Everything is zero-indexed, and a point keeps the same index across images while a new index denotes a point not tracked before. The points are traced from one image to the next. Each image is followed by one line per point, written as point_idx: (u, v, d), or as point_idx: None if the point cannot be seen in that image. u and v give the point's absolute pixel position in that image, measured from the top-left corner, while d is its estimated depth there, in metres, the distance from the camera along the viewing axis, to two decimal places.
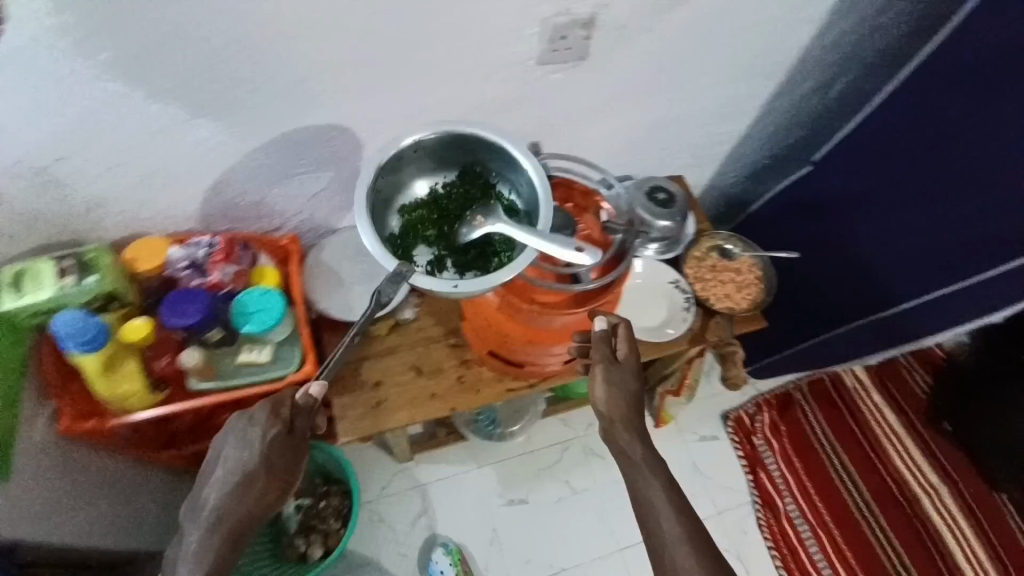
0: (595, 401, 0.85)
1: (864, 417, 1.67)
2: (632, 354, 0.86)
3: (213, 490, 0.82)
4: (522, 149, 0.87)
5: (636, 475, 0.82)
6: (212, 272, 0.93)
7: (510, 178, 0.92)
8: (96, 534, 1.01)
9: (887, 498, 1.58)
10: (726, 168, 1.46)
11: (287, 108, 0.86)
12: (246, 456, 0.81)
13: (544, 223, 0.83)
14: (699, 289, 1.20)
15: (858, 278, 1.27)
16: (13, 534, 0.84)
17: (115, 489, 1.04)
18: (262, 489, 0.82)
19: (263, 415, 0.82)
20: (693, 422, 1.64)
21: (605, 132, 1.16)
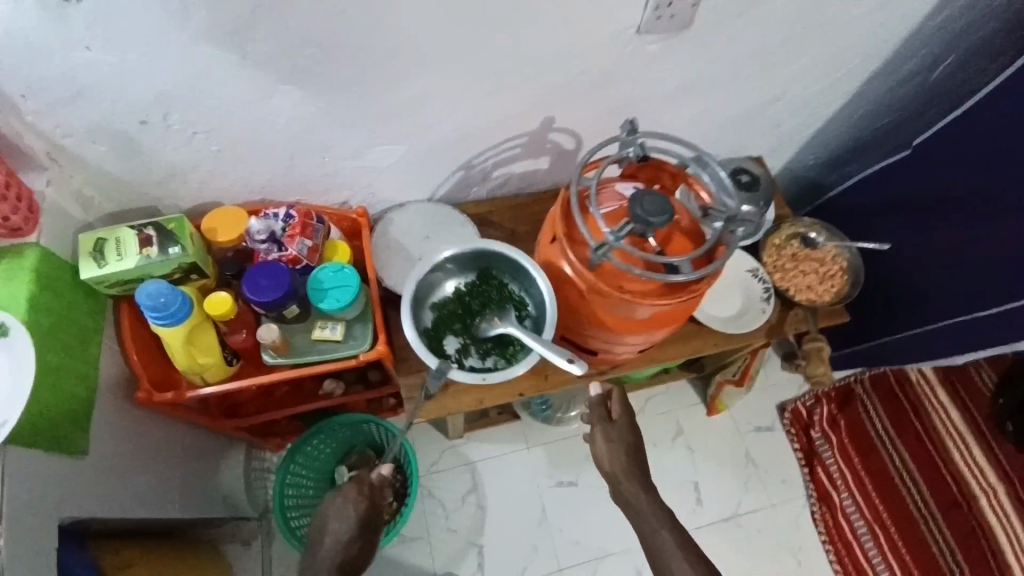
0: (599, 459, 0.97)
1: (926, 414, 1.56)
2: (624, 412, 0.98)
3: (320, 566, 0.95)
4: (531, 260, 0.94)
5: (643, 524, 0.93)
6: (289, 246, 0.90)
7: (523, 280, 0.97)
8: (169, 503, 0.99)
9: (945, 497, 1.48)
10: (807, 153, 1.37)
11: (371, 77, 0.82)
12: (349, 529, 0.97)
13: (551, 333, 0.92)
14: (778, 279, 1.14)
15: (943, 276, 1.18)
16: (96, 507, 0.81)
17: (185, 450, 1.06)
18: (360, 556, 0.98)
19: (350, 490, 0.99)
20: (748, 412, 1.59)
21: (689, 110, 1.09)
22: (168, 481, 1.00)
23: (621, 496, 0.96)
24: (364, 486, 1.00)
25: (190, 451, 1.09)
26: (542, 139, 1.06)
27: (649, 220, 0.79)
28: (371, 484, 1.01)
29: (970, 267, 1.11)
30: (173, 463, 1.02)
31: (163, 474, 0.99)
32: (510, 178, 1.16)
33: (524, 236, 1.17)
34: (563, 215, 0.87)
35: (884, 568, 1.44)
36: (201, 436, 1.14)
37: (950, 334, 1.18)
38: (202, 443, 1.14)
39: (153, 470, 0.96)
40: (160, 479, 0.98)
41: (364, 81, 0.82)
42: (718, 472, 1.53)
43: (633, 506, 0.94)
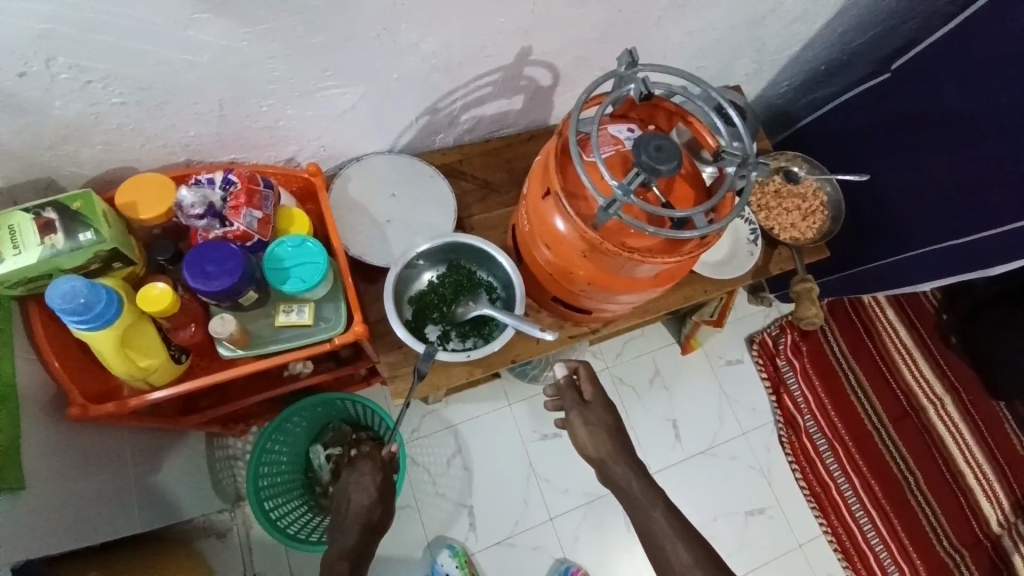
0: (583, 448, 0.94)
1: (879, 333, 1.65)
2: (597, 392, 0.95)
3: (347, 524, 0.91)
4: (497, 248, 0.92)
5: (637, 509, 0.90)
6: (234, 220, 0.76)
7: (491, 264, 0.96)
8: (126, 519, 0.87)
9: (896, 409, 1.60)
10: (781, 78, 1.32)
11: (315, 6, 0.67)
12: (370, 498, 0.93)
13: (520, 308, 0.91)
14: (763, 218, 1.12)
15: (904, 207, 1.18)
16: (37, 546, 0.68)
17: (142, 453, 0.94)
18: (381, 522, 0.93)
19: (370, 462, 0.97)
20: (719, 346, 1.62)
21: (672, 34, 0.99)
22: (127, 493, 0.88)
23: (613, 483, 0.93)
24: (381, 460, 0.98)
25: (148, 453, 0.96)
26: (517, 74, 0.94)
27: (658, 168, 0.72)
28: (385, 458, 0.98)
29: (935, 195, 1.12)
30: (130, 473, 0.90)
31: (118, 488, 0.86)
32: (480, 122, 1.04)
33: (499, 184, 1.07)
34: (558, 164, 0.78)
35: (844, 480, 1.54)
36: (157, 436, 1.01)
37: (918, 261, 1.17)
38: (158, 445, 1.01)
39: (105, 489, 0.83)
40: (115, 494, 0.85)
41: (308, 10, 0.67)
42: (696, 407, 1.55)
43: (624, 489, 0.92)
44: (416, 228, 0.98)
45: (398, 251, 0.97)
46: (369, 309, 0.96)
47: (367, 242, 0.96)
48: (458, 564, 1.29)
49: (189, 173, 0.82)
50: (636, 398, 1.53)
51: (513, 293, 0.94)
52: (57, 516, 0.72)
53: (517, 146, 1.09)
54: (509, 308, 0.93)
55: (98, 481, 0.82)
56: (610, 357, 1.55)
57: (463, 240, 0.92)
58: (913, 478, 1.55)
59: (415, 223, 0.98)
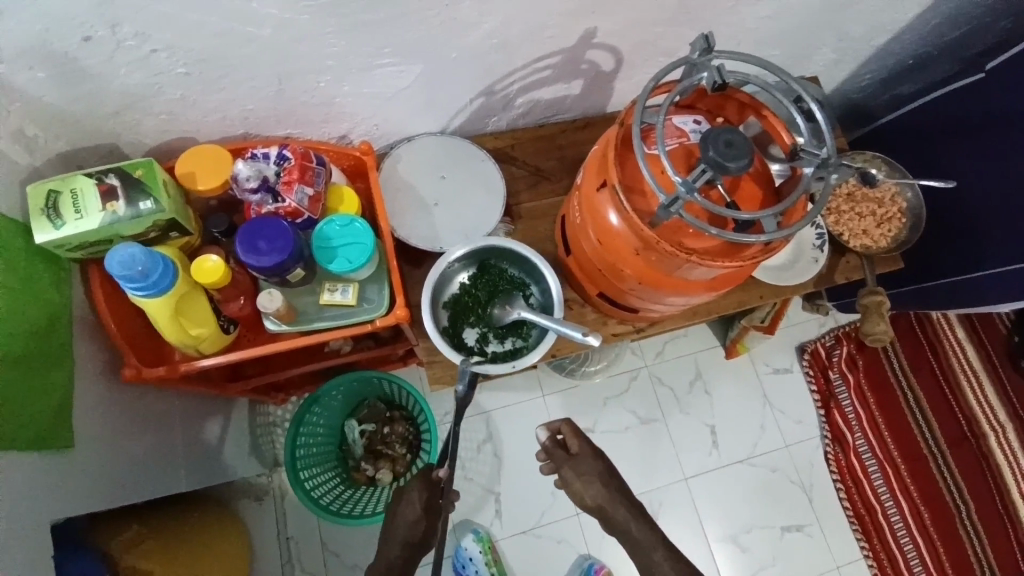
0: (581, 499, 0.95)
1: (945, 354, 1.53)
2: (583, 444, 0.97)
3: (392, 534, 0.91)
4: (529, 249, 0.89)
5: (638, 548, 0.95)
6: (286, 196, 0.74)
7: (522, 263, 0.92)
8: (174, 480, 0.92)
9: (954, 434, 1.49)
10: (863, 70, 1.21)
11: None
12: (415, 513, 0.90)
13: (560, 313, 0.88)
14: (833, 223, 1.04)
15: (989, 222, 1.07)
16: (81, 503, 0.72)
17: (189, 417, 0.98)
18: (426, 535, 0.92)
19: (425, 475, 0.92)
20: (767, 353, 1.54)
21: (748, 17, 0.92)
22: (173, 453, 0.92)
23: (613, 523, 0.95)
24: (431, 480, 0.91)
25: (196, 415, 1.00)
26: (577, 57, 0.90)
27: (726, 165, 0.67)
28: (434, 478, 0.91)
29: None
30: (176, 433, 0.93)
31: (164, 449, 0.90)
32: (535, 106, 1.01)
33: (551, 172, 1.03)
34: (616, 155, 0.73)
35: (890, 504, 1.46)
36: (204, 400, 1.05)
37: (1005, 280, 1.06)
38: (206, 407, 1.05)
39: (151, 449, 0.86)
40: (159, 455, 0.88)
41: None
42: (738, 415, 1.49)
43: (624, 530, 0.95)
44: (463, 212, 0.96)
45: (444, 234, 0.95)
46: (411, 292, 0.95)
47: (413, 224, 0.94)
48: (482, 550, 1.30)
49: (245, 146, 0.82)
50: (674, 399, 1.49)
51: (549, 293, 0.90)
52: (102, 474, 0.76)
53: (572, 133, 1.05)
54: (546, 309, 0.91)
55: (145, 441, 0.85)
56: (650, 355, 1.51)
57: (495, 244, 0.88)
58: (967, 510, 1.44)
59: (462, 207, 0.96)
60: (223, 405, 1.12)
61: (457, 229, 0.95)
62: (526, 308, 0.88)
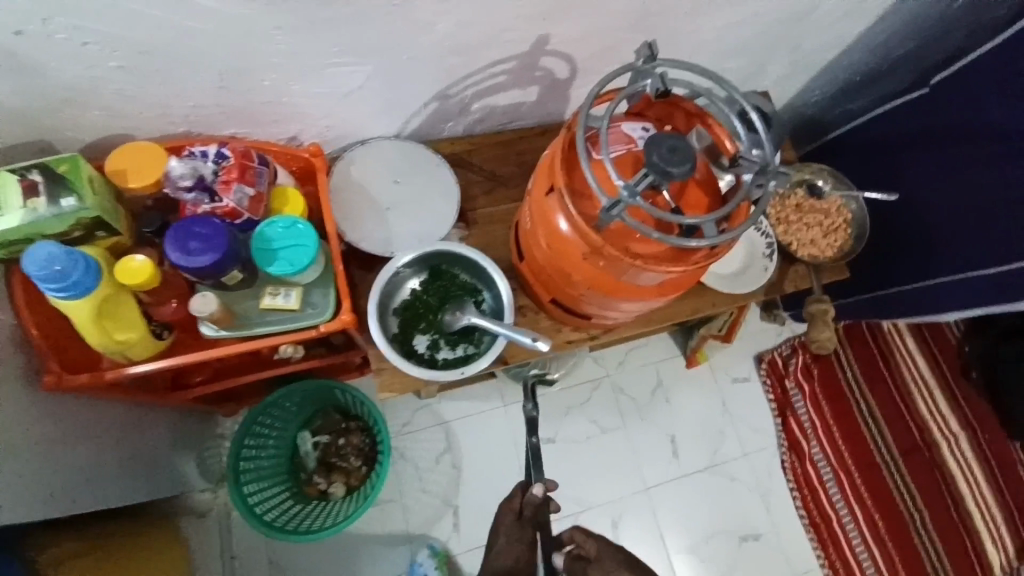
0: None
1: (895, 364, 1.58)
2: None
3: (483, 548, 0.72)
4: (480, 254, 0.88)
5: None
6: (223, 196, 0.72)
7: (474, 269, 0.91)
8: (106, 492, 0.86)
9: (906, 441, 1.53)
10: (813, 85, 1.26)
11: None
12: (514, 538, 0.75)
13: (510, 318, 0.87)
14: (781, 233, 1.07)
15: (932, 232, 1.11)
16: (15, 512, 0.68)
17: (132, 427, 0.94)
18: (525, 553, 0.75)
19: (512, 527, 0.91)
20: (727, 361, 1.56)
21: (698, 29, 0.95)
22: (106, 467, 0.87)
23: None
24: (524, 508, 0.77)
25: (135, 425, 0.95)
26: (532, 63, 0.90)
27: (668, 170, 0.67)
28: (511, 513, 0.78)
29: (981, 215, 1.04)
30: (114, 444, 0.89)
31: (100, 461, 0.85)
32: (492, 112, 1.01)
33: (509, 178, 1.03)
34: (562, 160, 0.73)
35: (845, 512, 1.48)
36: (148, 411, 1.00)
37: (959, 287, 1.09)
38: (150, 417, 1.00)
39: (88, 459, 0.82)
40: (94, 467, 0.84)
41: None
42: (698, 425, 1.50)
43: None
44: (419, 217, 0.94)
45: (398, 239, 0.92)
46: (361, 298, 0.93)
47: (366, 228, 0.92)
48: (437, 565, 1.27)
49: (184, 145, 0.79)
50: (635, 408, 1.49)
51: (499, 298, 0.90)
52: (34, 482, 0.72)
53: (531, 139, 1.05)
54: (497, 316, 0.90)
55: (84, 450, 0.81)
56: (612, 363, 1.51)
57: (447, 247, 0.88)
58: (920, 516, 1.47)
59: (417, 212, 0.94)
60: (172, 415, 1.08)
61: (412, 233, 0.93)
62: (477, 314, 0.87)
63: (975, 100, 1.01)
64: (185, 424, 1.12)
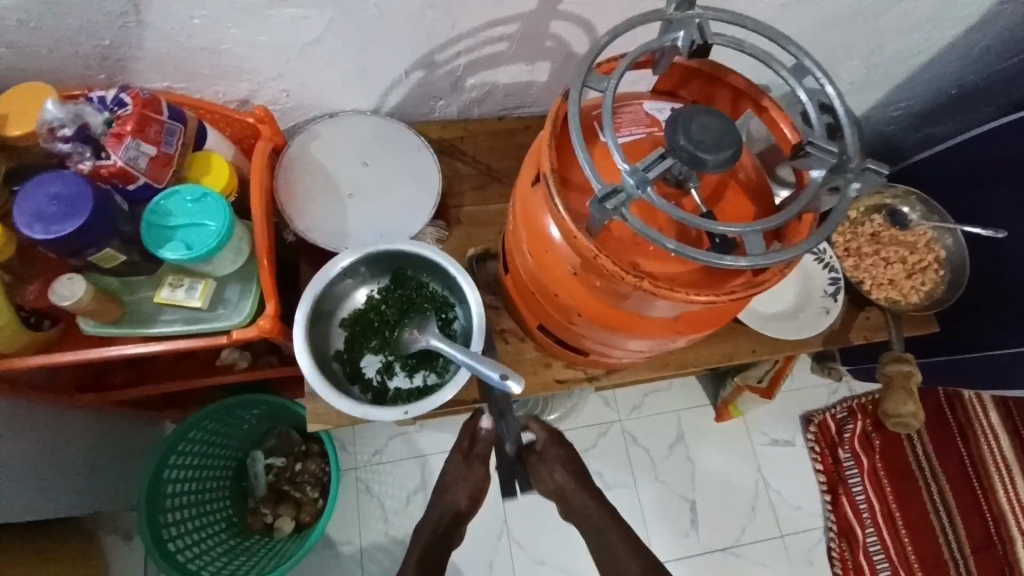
0: None
1: (976, 440, 1.28)
2: None
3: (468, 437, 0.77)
4: (451, 260, 0.70)
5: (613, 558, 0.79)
6: (112, 151, 0.56)
7: (444, 277, 0.73)
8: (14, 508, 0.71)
9: (987, 540, 1.22)
10: (898, 95, 1.01)
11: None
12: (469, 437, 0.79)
13: (478, 345, 0.68)
14: (850, 268, 0.83)
15: None
16: None
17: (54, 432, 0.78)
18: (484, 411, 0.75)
19: (460, 468, 0.80)
20: (766, 420, 1.30)
21: (759, 7, 0.74)
22: (10, 477, 0.70)
23: None
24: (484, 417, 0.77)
25: (54, 429, 0.79)
26: (539, 30, 0.72)
27: (697, 155, 0.47)
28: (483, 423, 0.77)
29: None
30: (25, 451, 0.73)
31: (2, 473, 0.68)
32: (492, 92, 0.83)
33: (505, 174, 0.84)
34: (554, 138, 0.54)
35: None
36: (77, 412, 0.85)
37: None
38: (78, 419, 0.83)
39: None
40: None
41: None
42: (724, 491, 1.25)
43: None
44: (385, 207, 0.76)
45: (356, 233, 0.75)
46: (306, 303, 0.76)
47: (318, 217, 0.75)
48: None
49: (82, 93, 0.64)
50: (650, 463, 1.25)
51: (471, 318, 0.71)
52: None
53: (538, 131, 0.87)
54: (466, 340, 0.71)
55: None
56: (626, 408, 1.28)
57: (409, 247, 0.70)
58: None
59: (384, 201, 0.77)
60: (109, 424, 0.91)
61: (374, 227, 0.75)
62: (438, 335, 0.68)
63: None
64: (125, 433, 0.95)
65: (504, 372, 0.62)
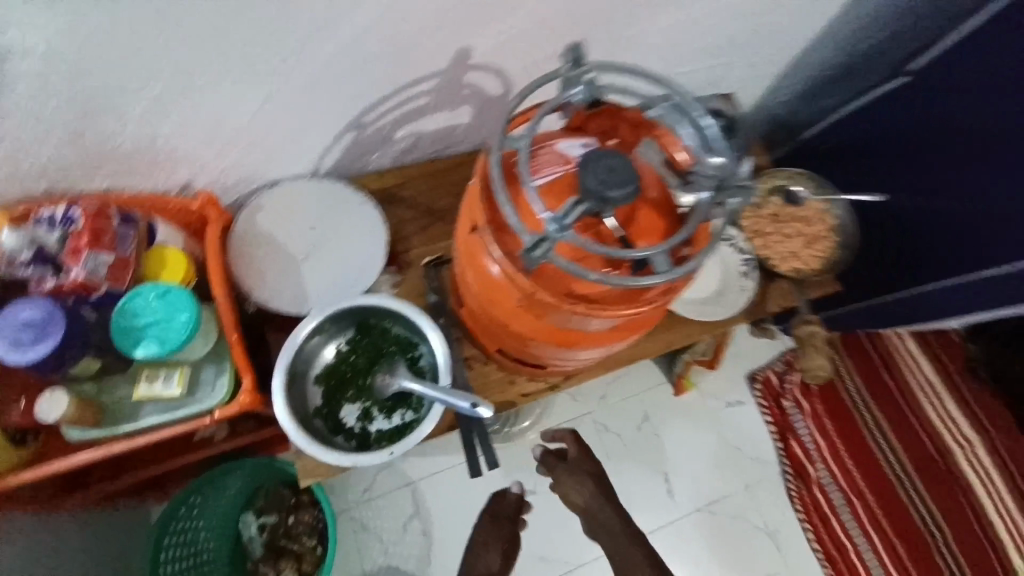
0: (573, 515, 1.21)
1: (895, 368, 1.46)
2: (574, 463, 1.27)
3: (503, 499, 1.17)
4: (409, 305, 0.75)
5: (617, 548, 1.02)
6: (71, 266, 0.60)
7: (405, 320, 0.77)
8: None
9: (918, 454, 1.40)
10: (781, 83, 1.14)
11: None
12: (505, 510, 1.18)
13: (446, 378, 0.74)
14: (759, 247, 0.95)
15: (921, 234, 0.99)
16: None
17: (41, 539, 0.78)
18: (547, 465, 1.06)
19: (491, 528, 1.17)
20: (719, 386, 1.43)
21: (647, 34, 0.83)
22: None
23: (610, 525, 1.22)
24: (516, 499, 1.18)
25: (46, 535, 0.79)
26: (456, 81, 0.79)
27: (606, 195, 0.55)
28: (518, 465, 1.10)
29: (984, 220, 0.88)
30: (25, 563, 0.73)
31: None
32: (421, 139, 0.89)
33: (446, 212, 0.90)
34: (483, 193, 0.61)
35: (863, 541, 1.34)
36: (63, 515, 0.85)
37: (962, 292, 0.95)
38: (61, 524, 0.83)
39: None
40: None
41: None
42: (693, 458, 1.36)
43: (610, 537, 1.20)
44: (339, 265, 0.81)
45: (317, 295, 0.80)
46: None
47: (278, 286, 0.79)
48: None
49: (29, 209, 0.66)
50: (624, 446, 1.35)
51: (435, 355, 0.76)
52: None
53: (470, 168, 0.93)
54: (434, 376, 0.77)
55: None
56: (593, 399, 1.37)
57: (367, 302, 0.75)
58: (946, 538, 1.34)
59: (336, 260, 0.82)
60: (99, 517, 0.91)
61: (333, 285, 0.80)
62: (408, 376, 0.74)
63: (954, 99, 0.88)
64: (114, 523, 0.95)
65: (473, 401, 0.69)
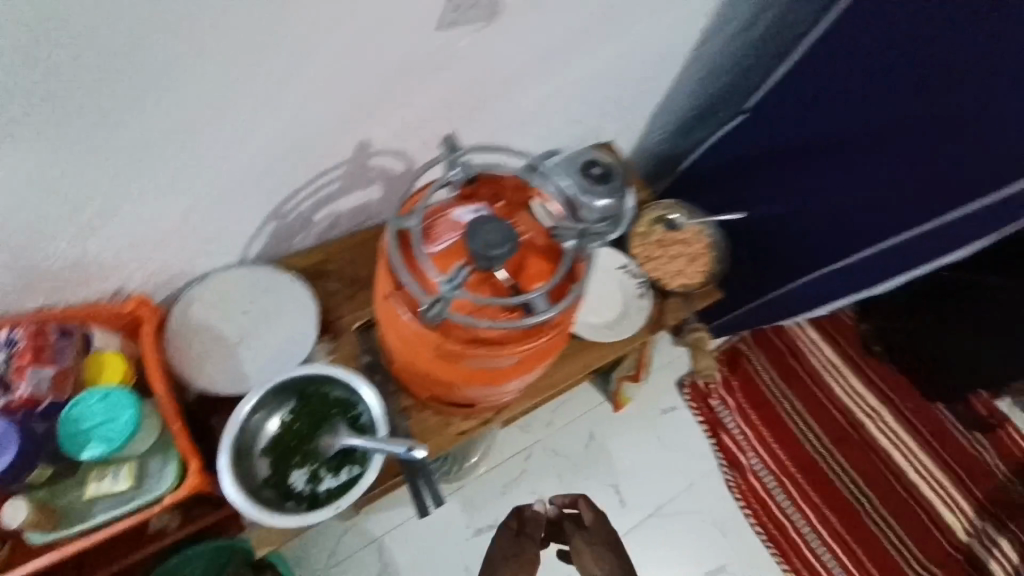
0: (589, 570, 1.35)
1: (801, 355, 1.64)
2: (595, 517, 1.40)
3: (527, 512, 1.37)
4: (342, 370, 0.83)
5: None
6: (19, 382, 0.71)
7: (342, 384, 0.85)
8: None
9: (832, 428, 1.57)
10: (653, 127, 1.28)
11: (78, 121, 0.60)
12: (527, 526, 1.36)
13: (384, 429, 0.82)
14: (650, 270, 1.10)
15: (785, 240, 1.16)
16: None
17: None
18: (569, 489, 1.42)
19: (511, 542, 1.35)
20: (654, 396, 1.55)
21: (523, 106, 0.97)
22: None
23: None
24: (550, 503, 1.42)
25: None
26: (362, 165, 0.89)
27: (490, 255, 0.66)
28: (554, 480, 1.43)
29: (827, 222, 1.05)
30: None
31: None
32: (339, 217, 0.98)
33: (370, 279, 0.99)
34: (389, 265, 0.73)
35: (797, 516, 1.48)
36: None
37: (823, 283, 1.13)
38: None
39: None
40: None
41: (65, 125, 0.60)
42: (639, 467, 1.47)
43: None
44: (275, 342, 0.89)
45: (257, 373, 0.87)
46: None
47: (218, 371, 0.86)
48: None
49: None
50: (575, 467, 1.44)
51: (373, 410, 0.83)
52: None
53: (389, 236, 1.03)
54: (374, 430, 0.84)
55: None
56: (541, 427, 1.46)
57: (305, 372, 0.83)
58: (867, 499, 1.50)
59: (271, 338, 0.89)
60: None
61: (271, 361, 0.88)
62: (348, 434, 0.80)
63: (787, 131, 1.07)
64: None
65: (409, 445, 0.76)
